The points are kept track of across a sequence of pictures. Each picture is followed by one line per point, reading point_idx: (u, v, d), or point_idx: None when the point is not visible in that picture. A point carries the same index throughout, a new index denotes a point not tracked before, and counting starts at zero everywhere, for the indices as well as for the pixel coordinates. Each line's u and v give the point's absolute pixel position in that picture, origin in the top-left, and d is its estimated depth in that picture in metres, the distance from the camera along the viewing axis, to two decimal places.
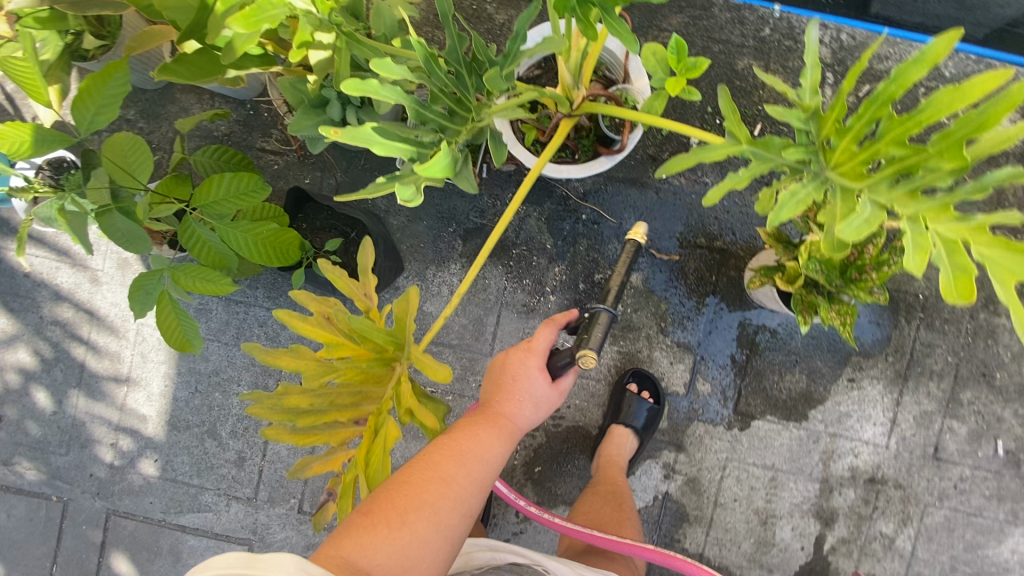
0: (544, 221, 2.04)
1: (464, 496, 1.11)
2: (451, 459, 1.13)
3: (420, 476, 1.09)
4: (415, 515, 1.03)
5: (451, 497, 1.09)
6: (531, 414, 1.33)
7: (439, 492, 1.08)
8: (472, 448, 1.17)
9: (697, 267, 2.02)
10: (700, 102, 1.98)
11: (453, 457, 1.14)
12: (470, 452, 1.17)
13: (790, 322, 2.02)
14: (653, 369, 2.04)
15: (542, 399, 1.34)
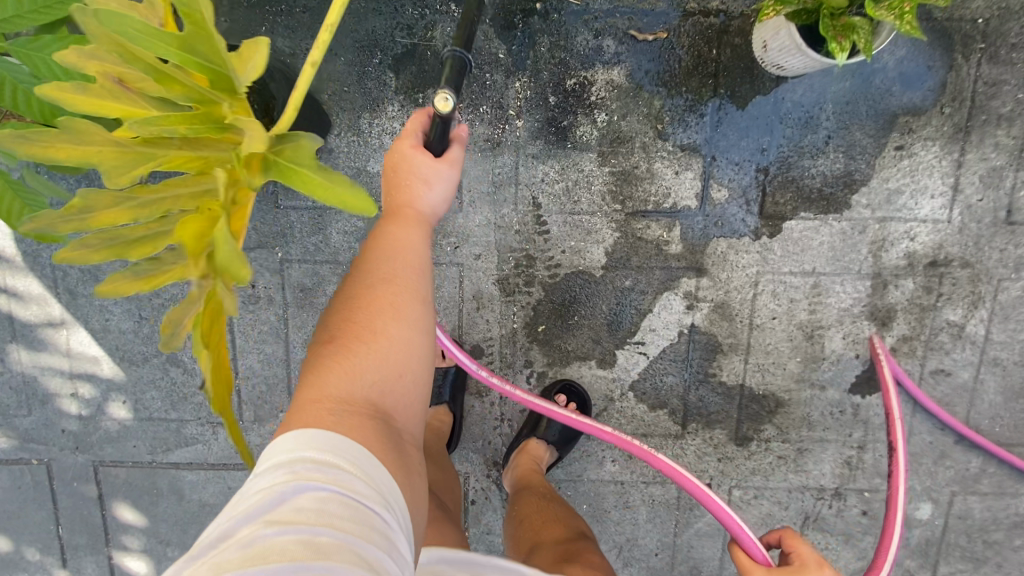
0: (488, 24, 1.59)
1: (411, 290, 1.03)
2: (376, 269, 1.03)
3: (356, 301, 1.01)
4: (370, 336, 0.99)
5: (399, 299, 1.02)
6: (433, 193, 1.09)
7: (387, 302, 1.01)
8: (391, 245, 1.05)
9: (692, 43, 1.58)
10: None
11: (374, 265, 1.03)
12: (392, 249, 1.04)
13: (818, 91, 1.60)
14: (655, 186, 1.66)
15: (434, 177, 1.09)
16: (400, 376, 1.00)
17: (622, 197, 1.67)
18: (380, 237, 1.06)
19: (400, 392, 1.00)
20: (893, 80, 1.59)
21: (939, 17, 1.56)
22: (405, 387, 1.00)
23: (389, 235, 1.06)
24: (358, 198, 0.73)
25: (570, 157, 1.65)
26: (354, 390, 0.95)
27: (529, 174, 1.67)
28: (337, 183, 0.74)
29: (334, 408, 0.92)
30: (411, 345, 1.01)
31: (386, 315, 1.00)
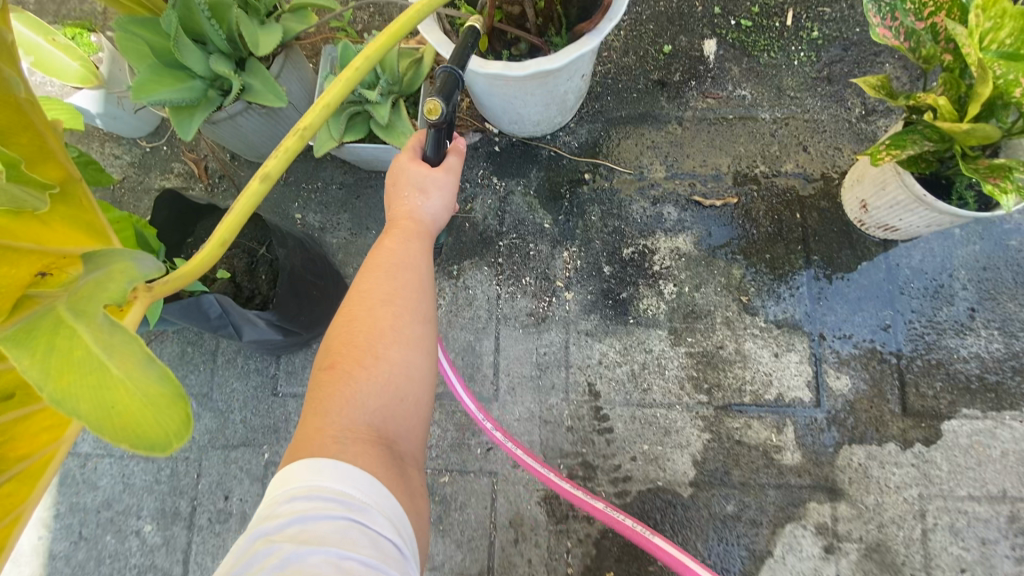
0: (533, 193, 1.44)
1: (418, 295, 0.75)
2: (370, 282, 0.74)
3: (349, 319, 0.72)
4: (365, 359, 0.68)
5: (402, 309, 0.73)
6: (434, 200, 0.82)
7: (390, 314, 0.71)
8: (387, 253, 0.76)
9: (769, 206, 1.36)
10: (701, 6, 1.48)
11: (368, 279, 0.74)
12: (391, 258, 0.76)
13: (941, 255, 1.28)
14: (751, 372, 1.29)
15: (433, 184, 0.82)
16: (409, 400, 0.69)
17: (707, 384, 1.29)
18: (374, 248, 0.77)
19: (411, 421, 0.69)
20: None
21: None
22: (414, 416, 0.70)
23: (385, 243, 0.78)
24: (160, 403, 0.47)
25: (634, 334, 1.33)
26: (354, 418, 0.64)
27: (582, 354, 1.34)
28: (119, 369, 0.46)
29: (332, 440, 0.62)
30: (418, 366, 0.71)
31: (391, 331, 0.70)
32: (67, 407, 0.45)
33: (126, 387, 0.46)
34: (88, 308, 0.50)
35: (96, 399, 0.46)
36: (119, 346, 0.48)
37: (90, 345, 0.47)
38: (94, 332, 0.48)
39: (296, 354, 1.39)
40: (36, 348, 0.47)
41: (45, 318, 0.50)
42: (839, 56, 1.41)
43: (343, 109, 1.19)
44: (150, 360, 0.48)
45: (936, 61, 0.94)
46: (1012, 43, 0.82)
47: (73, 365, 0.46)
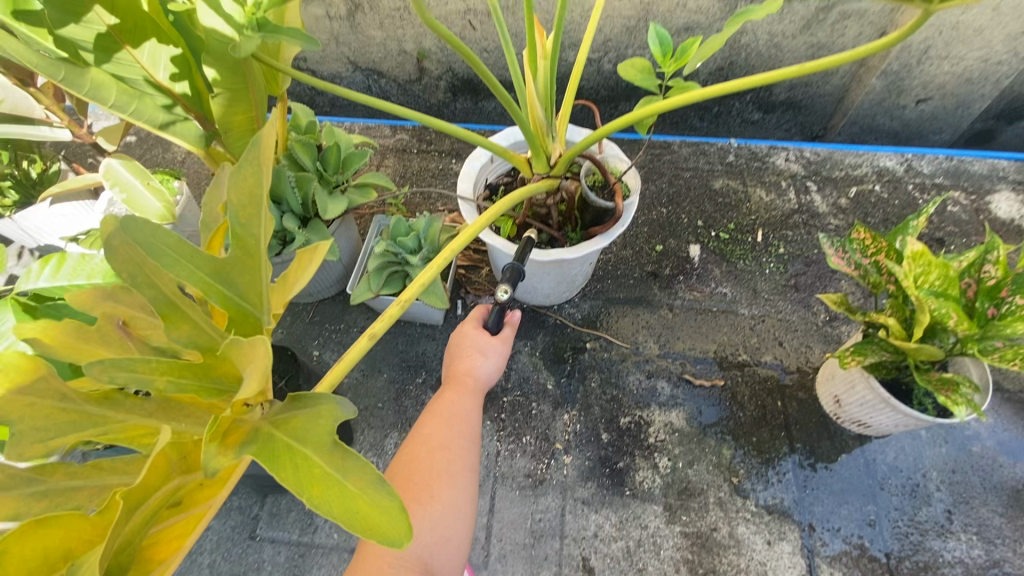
0: (539, 356, 1.56)
1: (467, 449, 0.92)
2: (432, 430, 0.92)
3: (412, 459, 0.88)
4: (423, 496, 0.84)
5: (456, 458, 0.90)
6: (486, 368, 1.07)
7: (446, 461, 0.88)
8: (449, 410, 0.96)
9: (753, 391, 1.49)
10: (686, 218, 1.80)
11: (432, 427, 0.93)
12: (451, 415, 0.96)
13: (912, 455, 1.38)
14: (746, 559, 1.28)
15: (487, 351, 1.09)
16: (452, 541, 0.83)
17: (702, 569, 1.27)
18: (437, 403, 0.98)
19: (448, 561, 0.83)
20: (995, 449, 1.38)
21: (1011, 386, 1.45)
22: (451, 558, 0.83)
23: (446, 400, 0.99)
24: (390, 514, 0.52)
25: (630, 507, 1.35)
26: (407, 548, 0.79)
27: (577, 524, 1.33)
28: (356, 487, 0.53)
29: (389, 564, 0.77)
30: (463, 512, 0.86)
31: (444, 475, 0.87)
32: (322, 511, 0.51)
33: (362, 498, 0.52)
34: (314, 437, 0.57)
35: (346, 506, 0.52)
36: (354, 465, 0.54)
37: (326, 465, 0.55)
38: (326, 454, 0.55)
39: (284, 495, 1.35)
40: (283, 467, 0.54)
41: (272, 443, 0.57)
42: (801, 271, 1.68)
43: (384, 268, 1.36)
44: (382, 479, 0.53)
45: (883, 289, 1.16)
46: (940, 283, 1.02)
47: (318, 478, 0.53)
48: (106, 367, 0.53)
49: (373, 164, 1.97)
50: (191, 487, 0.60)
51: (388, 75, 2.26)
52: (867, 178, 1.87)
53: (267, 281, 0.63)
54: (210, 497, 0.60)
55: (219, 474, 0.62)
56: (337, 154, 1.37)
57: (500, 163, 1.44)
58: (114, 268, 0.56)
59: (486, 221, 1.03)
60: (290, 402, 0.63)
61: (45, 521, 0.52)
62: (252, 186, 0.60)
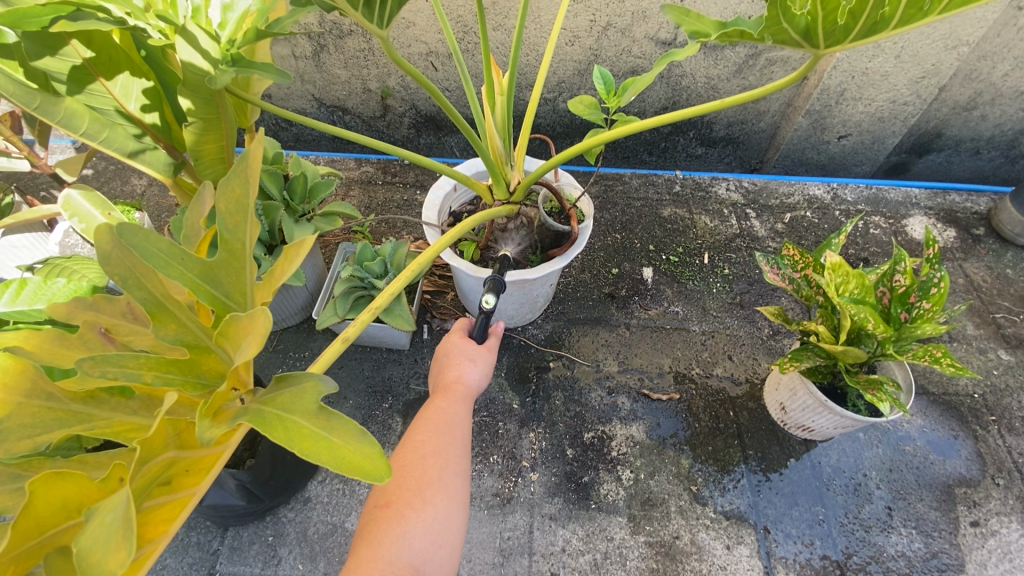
0: (504, 376, 1.61)
1: (457, 455, 0.95)
2: (424, 437, 0.95)
3: (404, 465, 0.90)
4: (415, 502, 0.85)
5: (447, 464, 0.92)
6: (476, 371, 1.12)
7: (438, 467, 0.91)
8: (440, 418, 0.99)
9: (707, 403, 1.57)
10: (639, 243, 1.92)
11: (423, 435, 0.95)
12: (442, 422, 0.99)
13: (853, 456, 1.48)
14: (707, 565, 1.32)
15: (477, 358, 1.14)
16: (444, 548, 0.84)
17: None
18: (428, 411, 1.01)
19: (440, 568, 0.83)
20: (925, 447, 1.50)
21: (934, 389, 1.59)
22: (443, 564, 0.83)
23: (437, 407, 1.02)
24: (374, 458, 0.56)
25: (596, 520, 1.38)
26: (401, 553, 0.79)
27: (546, 541, 1.35)
28: (341, 440, 0.57)
29: (380, 572, 0.76)
30: (453, 519, 0.87)
31: (436, 480, 0.89)
32: (313, 459, 0.54)
33: (348, 449, 0.57)
34: (300, 406, 0.60)
35: (333, 454, 0.56)
36: (338, 421, 0.59)
37: (313, 425, 0.58)
38: (312, 417, 0.59)
39: (246, 528, 1.32)
40: (274, 428, 0.57)
41: (261, 414, 0.60)
42: (745, 289, 1.81)
43: (350, 292, 1.39)
44: (364, 431, 0.58)
45: (813, 301, 1.28)
46: (858, 291, 1.14)
47: (307, 435, 0.57)
48: (97, 362, 0.55)
49: (338, 196, 2.03)
50: (179, 470, 0.61)
51: (353, 112, 2.34)
52: (799, 205, 2.05)
53: (251, 279, 0.68)
54: (193, 484, 0.61)
55: (202, 463, 0.63)
56: (305, 183, 1.44)
57: (462, 191, 1.52)
58: (106, 271, 0.59)
59: (446, 243, 1.08)
60: (275, 384, 0.65)
61: (60, 474, 0.53)
62: (240, 195, 0.65)
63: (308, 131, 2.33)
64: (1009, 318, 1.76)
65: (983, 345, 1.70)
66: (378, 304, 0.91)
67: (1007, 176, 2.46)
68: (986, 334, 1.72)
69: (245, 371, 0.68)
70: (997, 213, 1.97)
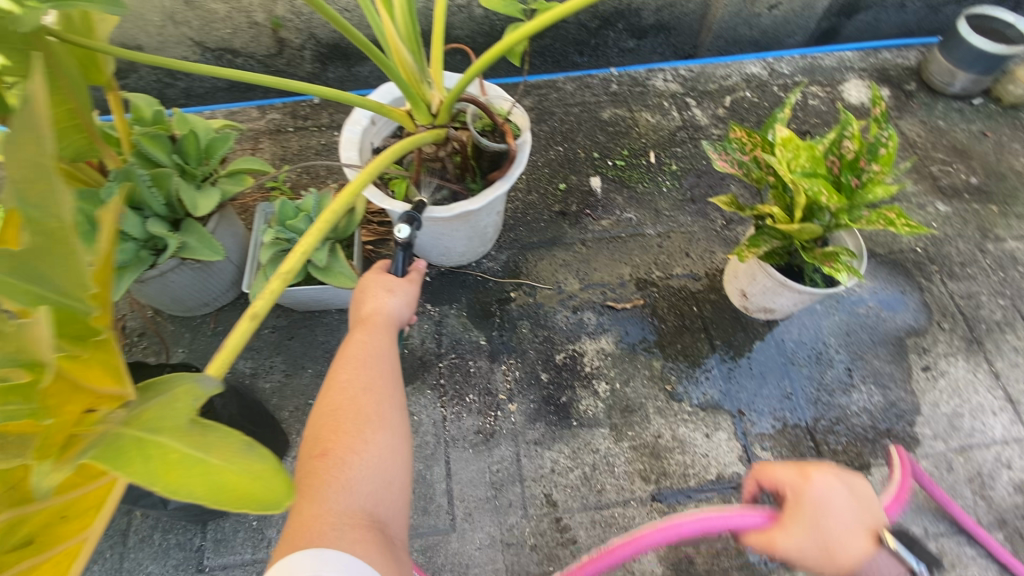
0: (465, 315, 1.55)
1: (391, 388, 0.82)
2: (351, 375, 0.80)
3: (333, 410, 0.76)
4: (354, 444, 0.72)
5: (383, 399, 0.79)
6: (398, 303, 0.94)
7: (374, 404, 0.77)
8: (363, 352, 0.84)
9: (671, 303, 1.57)
10: (583, 152, 1.82)
11: (350, 372, 0.81)
12: (368, 357, 0.83)
13: (812, 328, 1.53)
14: (690, 456, 1.37)
15: (396, 288, 0.95)
16: (394, 485, 0.72)
17: (655, 474, 1.35)
18: (349, 347, 0.85)
19: (395, 507, 0.72)
20: (876, 306, 1.56)
21: (881, 251, 1.64)
22: (398, 500, 0.73)
23: (358, 344, 0.85)
24: (268, 478, 0.47)
25: (580, 436, 1.39)
26: (347, 501, 0.67)
27: (534, 465, 1.36)
28: (223, 459, 0.47)
29: (330, 525, 0.64)
30: (401, 454, 0.75)
31: (375, 418, 0.76)
32: (186, 495, 0.44)
33: (230, 469, 0.47)
34: (167, 423, 0.49)
35: (210, 480, 0.46)
36: (211, 436, 0.49)
37: (184, 446, 0.47)
38: (183, 435, 0.48)
39: (226, 518, 1.27)
40: (128, 460, 0.45)
41: (113, 440, 0.47)
42: (695, 183, 1.77)
43: (278, 257, 1.26)
44: (250, 444, 0.49)
45: (765, 182, 1.24)
46: (810, 165, 1.10)
47: (176, 463, 0.46)
48: None
49: (247, 151, 1.81)
50: (43, 522, 0.48)
51: (244, 52, 2.05)
52: (738, 87, 1.98)
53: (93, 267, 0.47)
54: (79, 528, 0.49)
55: (85, 502, 0.51)
56: (197, 142, 1.25)
57: (383, 124, 1.36)
58: None
59: (362, 182, 0.95)
60: (139, 396, 0.54)
61: None
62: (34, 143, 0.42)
63: (197, 83, 2.05)
64: (944, 171, 1.80)
65: (923, 200, 1.74)
66: (291, 267, 0.79)
67: (932, 27, 2.43)
68: (924, 189, 1.76)
69: (107, 380, 0.52)
70: (927, 65, 1.96)
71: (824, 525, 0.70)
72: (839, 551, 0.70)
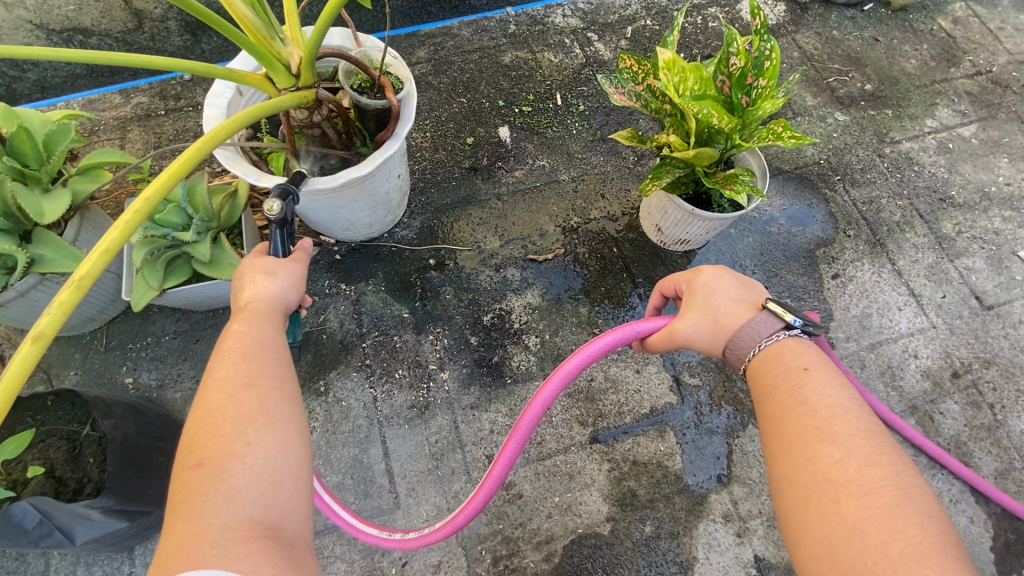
0: (384, 289, 1.48)
1: (279, 379, 0.75)
2: (229, 372, 0.73)
3: (210, 413, 0.69)
4: (234, 448, 0.66)
5: (268, 394, 0.73)
6: (283, 284, 0.86)
7: (257, 401, 0.71)
8: (243, 344, 0.76)
9: (592, 248, 1.55)
10: (487, 102, 1.74)
11: (227, 369, 0.73)
12: (248, 349, 0.76)
13: (730, 252, 1.56)
14: (625, 394, 1.39)
15: (277, 269, 0.86)
16: (287, 483, 0.68)
17: (592, 418, 1.36)
18: (225, 340, 0.77)
19: (291, 505, 0.67)
20: (787, 222, 1.60)
21: (788, 168, 1.67)
22: (295, 497, 0.68)
23: (236, 336, 0.78)
24: None
25: (515, 393, 1.38)
26: (229, 511, 0.61)
27: (473, 429, 1.34)
28: None
29: (209, 541, 0.58)
30: (294, 450, 0.70)
31: (259, 416, 0.70)
32: None
33: None
34: None
35: None
36: None
37: None
38: None
39: (153, 539, 1.19)
40: None
41: None
42: (604, 121, 1.73)
43: (154, 256, 1.14)
44: None
45: (662, 111, 1.21)
46: (699, 87, 1.08)
47: None
48: None
49: (115, 144, 1.62)
50: None
51: (94, 30, 1.80)
52: (639, 15, 1.91)
53: None
54: None
55: None
56: (32, 140, 1.09)
57: (253, 95, 1.23)
58: None
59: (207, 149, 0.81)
60: None
61: None
62: None
63: (44, 72, 1.80)
64: (841, 80, 1.83)
65: (823, 112, 1.77)
66: (85, 272, 0.64)
67: None
68: (824, 100, 1.79)
69: None
70: None
71: (714, 303, 0.92)
72: (728, 321, 0.90)
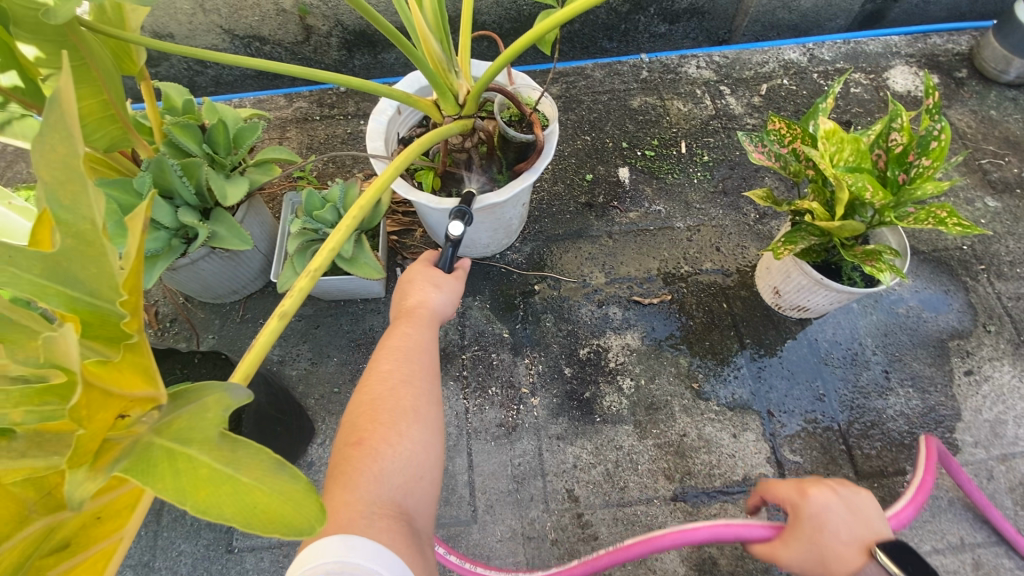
0: (489, 307, 1.54)
1: (429, 382, 0.81)
2: (392, 366, 0.80)
3: (373, 400, 0.76)
4: (389, 436, 0.72)
5: (420, 394, 0.79)
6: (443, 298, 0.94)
7: (412, 398, 0.77)
8: (406, 344, 0.84)
9: (699, 300, 1.53)
10: (611, 142, 1.78)
11: (391, 363, 0.81)
12: (409, 349, 0.83)
13: (848, 327, 1.48)
14: (716, 456, 1.35)
15: (442, 284, 0.95)
16: (424, 479, 0.72)
17: (678, 473, 1.33)
18: (391, 337, 0.85)
19: (423, 502, 0.71)
20: (917, 306, 1.50)
21: (924, 249, 1.57)
22: (427, 496, 0.72)
23: (400, 336, 0.85)
24: None
25: (603, 432, 1.38)
26: (378, 492, 0.67)
27: (556, 460, 1.35)
28: None
29: (360, 513, 0.64)
30: (434, 450, 0.75)
31: (412, 412, 0.76)
32: None
33: None
34: None
35: None
36: None
37: None
38: None
39: None
40: None
41: None
42: (727, 175, 1.71)
43: (306, 248, 1.26)
44: None
45: (802, 176, 1.18)
46: (853, 158, 1.06)
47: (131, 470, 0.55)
48: None
49: (275, 140, 1.82)
50: (79, 525, 0.49)
51: (272, 40, 2.05)
52: (775, 74, 1.90)
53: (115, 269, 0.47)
54: (115, 529, 0.49)
55: (119, 505, 0.51)
56: (226, 132, 1.25)
57: (410, 114, 1.35)
58: None
59: (394, 171, 0.94)
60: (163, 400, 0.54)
61: None
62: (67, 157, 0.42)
63: (226, 71, 2.06)
64: (995, 164, 1.70)
65: (971, 195, 1.65)
66: (318, 264, 0.78)
67: None
68: (974, 183, 1.67)
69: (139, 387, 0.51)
70: (979, 51, 1.85)
71: (823, 541, 0.84)
72: (837, 566, 0.82)
